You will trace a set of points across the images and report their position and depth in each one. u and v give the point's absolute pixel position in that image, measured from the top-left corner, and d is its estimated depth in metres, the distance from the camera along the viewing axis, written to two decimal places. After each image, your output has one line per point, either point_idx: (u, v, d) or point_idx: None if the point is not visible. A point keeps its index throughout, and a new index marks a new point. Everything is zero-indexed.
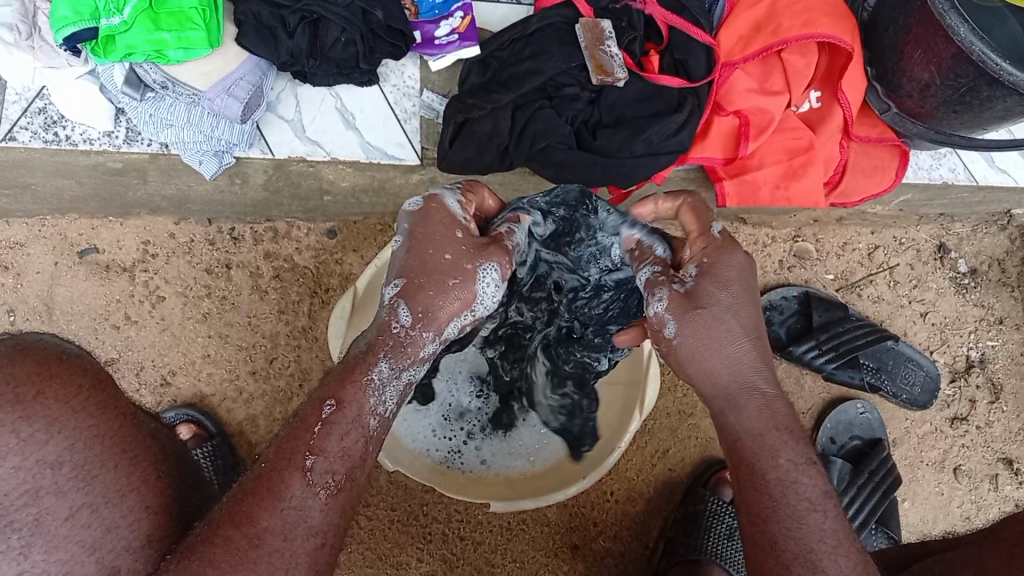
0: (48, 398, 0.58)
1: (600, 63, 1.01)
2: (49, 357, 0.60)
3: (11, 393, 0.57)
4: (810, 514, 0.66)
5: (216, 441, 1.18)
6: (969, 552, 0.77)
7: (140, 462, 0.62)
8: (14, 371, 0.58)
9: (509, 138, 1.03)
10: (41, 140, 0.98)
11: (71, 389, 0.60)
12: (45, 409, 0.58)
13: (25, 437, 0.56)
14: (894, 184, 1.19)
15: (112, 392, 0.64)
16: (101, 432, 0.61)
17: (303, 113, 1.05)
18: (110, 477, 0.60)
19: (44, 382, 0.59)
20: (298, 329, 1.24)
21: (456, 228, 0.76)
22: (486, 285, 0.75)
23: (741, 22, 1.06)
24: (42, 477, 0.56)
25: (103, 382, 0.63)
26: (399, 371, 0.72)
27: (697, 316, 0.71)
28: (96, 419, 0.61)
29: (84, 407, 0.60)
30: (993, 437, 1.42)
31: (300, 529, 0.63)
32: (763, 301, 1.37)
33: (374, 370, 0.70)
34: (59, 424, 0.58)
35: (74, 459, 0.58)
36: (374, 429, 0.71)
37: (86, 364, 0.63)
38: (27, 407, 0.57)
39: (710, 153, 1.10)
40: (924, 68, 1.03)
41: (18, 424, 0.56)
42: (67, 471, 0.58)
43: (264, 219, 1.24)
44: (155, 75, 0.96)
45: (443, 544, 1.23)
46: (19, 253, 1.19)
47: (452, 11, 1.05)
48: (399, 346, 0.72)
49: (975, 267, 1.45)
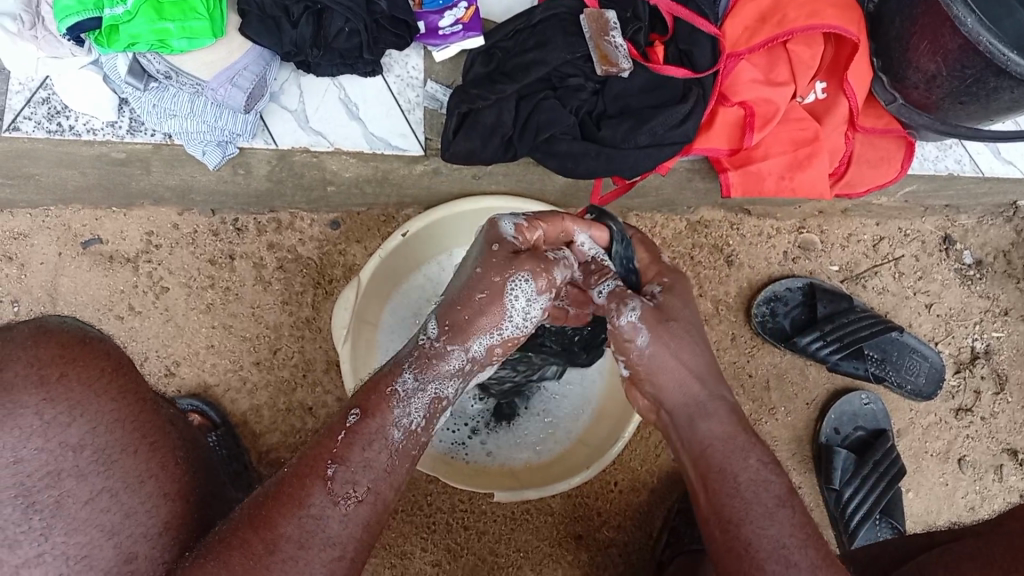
0: (72, 379, 0.62)
1: (605, 53, 1.01)
2: (73, 341, 0.64)
3: (36, 375, 0.61)
4: (780, 510, 0.73)
5: (220, 432, 1.17)
6: (975, 544, 0.77)
7: (158, 446, 0.68)
8: (39, 354, 0.62)
9: (513, 129, 1.03)
10: (45, 130, 0.98)
11: (95, 371, 0.64)
12: (68, 391, 0.62)
13: (49, 419, 0.60)
14: (899, 175, 1.18)
15: (133, 377, 0.68)
16: (122, 417, 0.65)
17: (306, 103, 1.05)
18: (130, 461, 0.65)
19: (68, 365, 0.63)
20: (302, 320, 1.24)
21: (493, 245, 0.82)
22: (517, 296, 0.81)
23: (746, 13, 1.06)
24: (65, 459, 0.60)
25: (123, 365, 0.68)
26: (423, 384, 0.78)
27: (666, 327, 0.82)
28: (117, 404, 0.65)
29: (107, 390, 0.65)
30: (998, 429, 1.42)
31: (317, 538, 0.67)
32: (767, 292, 1.37)
33: (401, 379, 0.77)
34: (82, 407, 0.62)
35: (96, 442, 0.63)
36: (398, 443, 0.75)
37: (109, 349, 0.68)
38: (51, 389, 0.61)
39: (715, 143, 1.09)
40: (930, 59, 1.02)
41: (42, 405, 0.60)
42: (90, 453, 0.62)
43: (267, 209, 1.24)
44: (159, 65, 0.96)
45: (447, 535, 1.24)
46: (24, 244, 1.20)
47: (456, 1, 1.03)
48: (424, 358, 0.79)
49: (981, 258, 1.44)
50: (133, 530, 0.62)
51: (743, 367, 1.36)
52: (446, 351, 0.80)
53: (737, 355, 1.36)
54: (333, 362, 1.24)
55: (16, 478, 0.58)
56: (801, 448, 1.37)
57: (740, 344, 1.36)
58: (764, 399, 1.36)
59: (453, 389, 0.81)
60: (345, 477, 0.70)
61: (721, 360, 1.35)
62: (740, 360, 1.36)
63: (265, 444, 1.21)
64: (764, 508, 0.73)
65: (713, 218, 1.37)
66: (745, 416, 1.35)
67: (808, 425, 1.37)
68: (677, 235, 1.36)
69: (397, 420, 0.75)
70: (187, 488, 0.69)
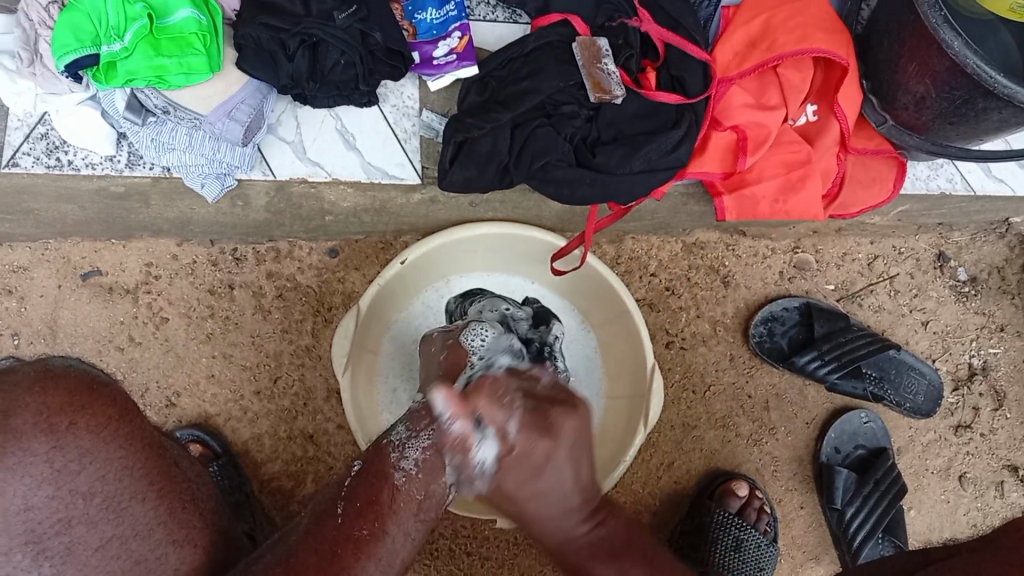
0: (81, 428, 0.62)
1: (598, 80, 1.02)
2: (80, 389, 0.63)
3: (45, 424, 0.60)
4: None
5: (222, 461, 1.19)
6: (972, 557, 0.76)
7: (166, 492, 0.67)
8: (48, 402, 0.61)
9: (508, 156, 1.03)
10: (44, 165, 1.00)
11: (104, 420, 0.63)
12: (78, 439, 0.61)
13: (59, 467, 0.60)
14: (891, 195, 1.20)
15: (138, 423, 0.67)
16: (131, 465, 0.65)
17: (303, 134, 1.06)
18: (139, 509, 0.64)
19: (77, 414, 0.62)
20: (302, 348, 1.24)
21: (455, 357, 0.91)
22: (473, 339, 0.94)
23: (737, 39, 1.08)
24: (75, 506, 0.60)
25: (131, 411, 0.67)
26: (415, 433, 0.79)
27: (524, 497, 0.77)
28: (126, 451, 0.65)
29: (115, 439, 0.64)
30: (998, 444, 1.43)
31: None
32: (764, 312, 1.37)
33: (392, 432, 0.80)
34: (91, 456, 0.62)
35: (106, 490, 0.62)
36: (402, 482, 0.76)
37: (115, 395, 0.66)
38: (61, 438, 0.60)
39: (709, 168, 1.10)
40: (919, 81, 1.04)
41: (52, 454, 0.59)
42: (98, 501, 0.62)
43: (266, 239, 1.24)
44: (156, 100, 0.97)
45: (449, 561, 1.24)
46: (24, 277, 1.20)
47: (450, 31, 1.06)
48: (414, 413, 0.81)
49: (975, 275, 1.45)
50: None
51: (742, 387, 1.37)
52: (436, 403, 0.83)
53: (736, 376, 1.37)
54: (333, 390, 1.25)
55: (27, 524, 0.58)
56: (802, 469, 1.37)
57: (739, 364, 1.37)
58: (763, 419, 1.37)
59: None
60: (350, 513, 0.74)
61: (720, 381, 1.36)
62: (739, 381, 1.37)
63: (267, 473, 1.22)
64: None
65: (708, 239, 1.38)
66: (745, 437, 1.36)
67: (808, 444, 1.38)
68: (673, 257, 1.37)
69: (395, 461, 0.77)
70: (195, 532, 0.69)
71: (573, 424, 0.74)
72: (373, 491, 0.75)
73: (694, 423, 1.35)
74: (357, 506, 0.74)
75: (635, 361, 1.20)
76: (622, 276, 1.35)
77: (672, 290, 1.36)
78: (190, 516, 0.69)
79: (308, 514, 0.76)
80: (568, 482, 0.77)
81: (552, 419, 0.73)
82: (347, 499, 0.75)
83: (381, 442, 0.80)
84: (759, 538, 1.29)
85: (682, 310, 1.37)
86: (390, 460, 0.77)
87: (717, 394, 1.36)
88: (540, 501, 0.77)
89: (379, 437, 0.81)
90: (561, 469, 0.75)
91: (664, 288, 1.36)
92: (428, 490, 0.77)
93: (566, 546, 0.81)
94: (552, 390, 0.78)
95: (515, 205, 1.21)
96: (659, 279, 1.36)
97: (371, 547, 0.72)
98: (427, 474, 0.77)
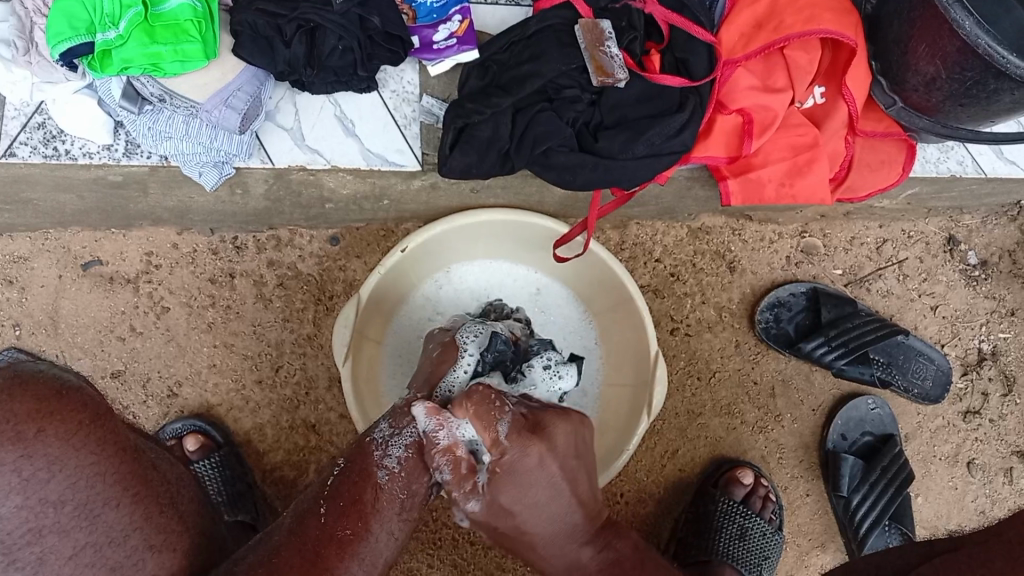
0: (48, 435, 0.61)
1: (601, 63, 1.00)
2: (49, 395, 0.62)
3: (13, 432, 0.59)
4: None
5: (223, 452, 1.19)
6: (975, 552, 0.74)
7: (142, 497, 0.66)
8: (14, 409, 0.60)
9: (509, 142, 1.01)
10: (41, 155, 0.98)
11: (72, 426, 0.62)
12: (45, 447, 0.60)
13: (27, 476, 0.59)
14: (901, 178, 1.18)
15: (111, 426, 0.66)
16: (103, 470, 0.64)
17: (302, 121, 1.05)
18: (113, 514, 0.64)
19: (44, 421, 0.61)
20: (304, 337, 1.23)
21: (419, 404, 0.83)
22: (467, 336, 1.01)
23: (743, 19, 1.06)
24: (45, 515, 0.60)
25: (102, 416, 0.66)
26: (398, 429, 0.82)
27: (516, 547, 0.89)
28: (97, 457, 0.64)
29: (86, 444, 0.63)
30: (1007, 430, 1.41)
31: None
32: (772, 297, 1.36)
33: (376, 429, 0.83)
34: (61, 463, 0.61)
35: (76, 497, 0.62)
36: (385, 481, 0.78)
37: (86, 398, 0.65)
38: (29, 446, 0.59)
39: (714, 151, 1.08)
40: (929, 62, 1.01)
41: (19, 463, 0.59)
42: (70, 508, 0.61)
43: (267, 227, 1.23)
44: (153, 88, 0.95)
45: (453, 550, 1.24)
46: (23, 267, 1.20)
47: (450, 15, 1.04)
48: (398, 411, 0.85)
49: (985, 259, 1.43)
50: None
51: (748, 374, 1.36)
52: (418, 401, 0.86)
53: (743, 362, 1.36)
54: (335, 379, 1.24)
55: None
56: (808, 455, 1.36)
57: (745, 350, 1.36)
58: (769, 406, 1.36)
59: (436, 446, 0.83)
60: (333, 511, 0.73)
61: (726, 367, 1.35)
62: (745, 367, 1.36)
63: (270, 462, 1.22)
64: None
65: (714, 224, 1.36)
66: (751, 424, 1.35)
67: (815, 431, 1.37)
68: (678, 242, 1.35)
69: (379, 462, 0.79)
70: (174, 535, 0.68)
71: (546, 449, 0.78)
72: (357, 491, 0.76)
73: (699, 411, 1.34)
74: (338, 503, 0.74)
75: (640, 346, 1.18)
76: (626, 262, 1.34)
77: (677, 276, 1.35)
78: (167, 520, 0.68)
79: (290, 513, 0.75)
80: (548, 517, 0.82)
81: (542, 438, 0.78)
82: (330, 498, 0.75)
83: (364, 440, 0.82)
84: (763, 526, 1.28)
85: (688, 295, 1.35)
86: (373, 460, 0.79)
87: (722, 381, 1.35)
88: (536, 524, 0.81)
89: (360, 435, 0.83)
90: (541, 509, 0.80)
91: (669, 274, 1.35)
92: (411, 490, 0.79)
93: (570, 570, 0.87)
94: (524, 425, 0.79)
95: (517, 190, 1.19)
96: (664, 265, 1.35)
97: (356, 547, 0.71)
98: (409, 473, 0.79)
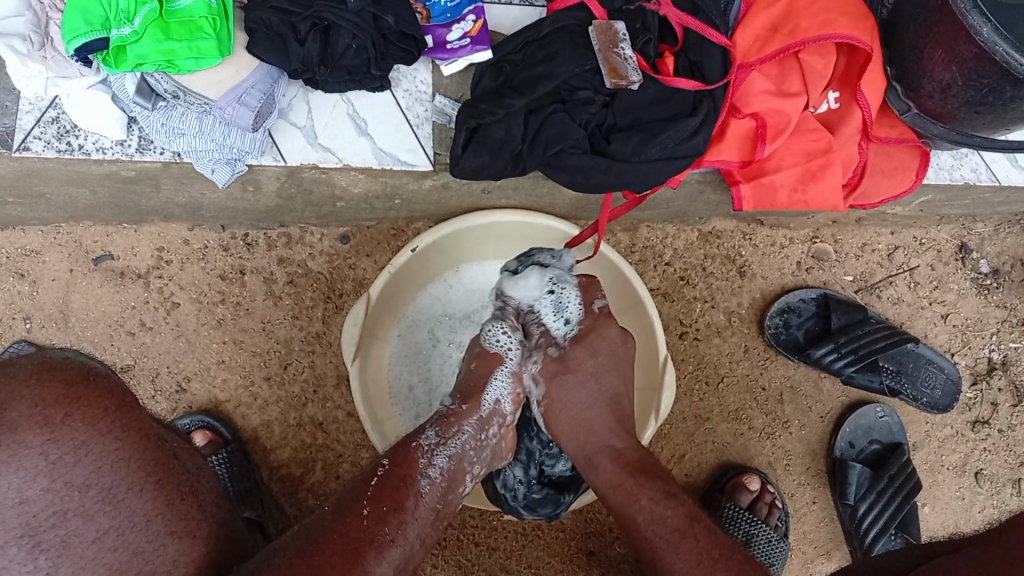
0: (77, 420, 0.62)
1: (614, 66, 1.00)
2: (77, 379, 0.64)
3: (40, 416, 0.61)
4: (682, 540, 0.84)
5: (231, 448, 1.18)
6: (975, 553, 0.74)
7: (163, 484, 0.67)
8: (42, 394, 0.62)
9: (522, 144, 1.01)
10: (55, 149, 0.99)
11: (100, 412, 0.64)
12: (73, 431, 0.62)
13: (53, 459, 0.60)
14: (914, 185, 1.17)
15: (137, 414, 0.68)
16: (126, 456, 0.65)
17: (315, 119, 1.05)
18: (135, 500, 0.64)
19: (73, 405, 0.63)
20: (312, 334, 1.24)
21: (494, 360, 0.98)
22: (494, 337, 1.00)
23: (758, 23, 1.05)
24: (71, 498, 0.61)
25: (129, 404, 0.68)
26: (443, 439, 0.88)
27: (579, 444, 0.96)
28: (122, 442, 0.65)
29: (112, 430, 0.64)
30: (1017, 441, 1.40)
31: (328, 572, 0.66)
32: (781, 303, 1.35)
33: (423, 436, 0.87)
34: (87, 447, 0.62)
35: (101, 481, 0.63)
36: (426, 491, 0.82)
37: (113, 386, 0.67)
38: (56, 429, 0.61)
39: (726, 155, 1.08)
40: (945, 68, 1.01)
41: (47, 446, 0.60)
42: (95, 493, 0.62)
43: (277, 224, 1.24)
44: (166, 84, 0.96)
45: (458, 551, 1.23)
46: (35, 260, 1.20)
47: (464, 15, 1.04)
48: (443, 420, 0.90)
49: (997, 267, 1.42)
50: (140, 569, 0.63)
51: (757, 379, 1.35)
52: (465, 411, 0.93)
53: (751, 368, 1.35)
54: (344, 377, 1.24)
55: (21, 518, 0.58)
56: (816, 462, 1.36)
57: (754, 355, 1.35)
58: (777, 412, 1.35)
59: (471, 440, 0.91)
60: (376, 513, 0.74)
61: (734, 373, 1.35)
62: (754, 373, 1.35)
63: (276, 459, 1.22)
64: (666, 543, 0.85)
65: (725, 229, 1.36)
66: (758, 429, 1.34)
67: (823, 437, 1.36)
68: (688, 246, 1.35)
69: (424, 470, 0.83)
70: (193, 523, 0.68)
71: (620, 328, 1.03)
72: (399, 496, 0.78)
73: (708, 415, 1.33)
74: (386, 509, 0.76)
75: (650, 351, 1.17)
76: (636, 265, 1.34)
77: (687, 280, 1.35)
78: (187, 507, 0.68)
79: (331, 506, 0.75)
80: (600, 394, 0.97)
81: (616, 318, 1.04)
82: (373, 500, 0.76)
83: (409, 445, 0.85)
84: (769, 533, 1.28)
85: (697, 299, 1.35)
86: (417, 468, 0.83)
87: (731, 385, 1.34)
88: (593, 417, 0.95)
89: (406, 438, 0.87)
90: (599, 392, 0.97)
91: (679, 277, 1.34)
92: (446, 499, 0.85)
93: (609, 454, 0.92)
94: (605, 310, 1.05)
95: (528, 191, 1.19)
96: (674, 269, 1.34)
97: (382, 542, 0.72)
98: (447, 483, 0.85)
